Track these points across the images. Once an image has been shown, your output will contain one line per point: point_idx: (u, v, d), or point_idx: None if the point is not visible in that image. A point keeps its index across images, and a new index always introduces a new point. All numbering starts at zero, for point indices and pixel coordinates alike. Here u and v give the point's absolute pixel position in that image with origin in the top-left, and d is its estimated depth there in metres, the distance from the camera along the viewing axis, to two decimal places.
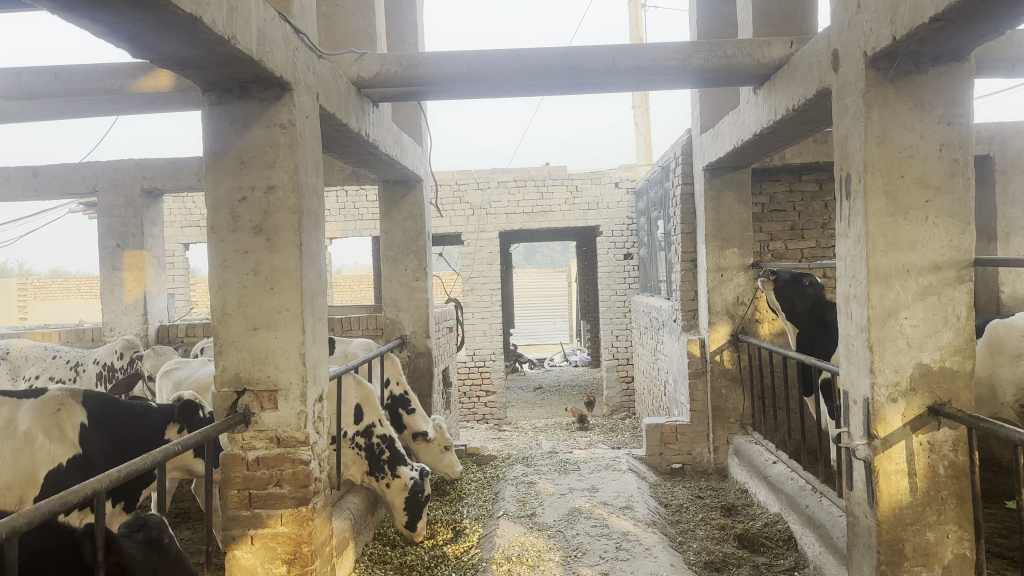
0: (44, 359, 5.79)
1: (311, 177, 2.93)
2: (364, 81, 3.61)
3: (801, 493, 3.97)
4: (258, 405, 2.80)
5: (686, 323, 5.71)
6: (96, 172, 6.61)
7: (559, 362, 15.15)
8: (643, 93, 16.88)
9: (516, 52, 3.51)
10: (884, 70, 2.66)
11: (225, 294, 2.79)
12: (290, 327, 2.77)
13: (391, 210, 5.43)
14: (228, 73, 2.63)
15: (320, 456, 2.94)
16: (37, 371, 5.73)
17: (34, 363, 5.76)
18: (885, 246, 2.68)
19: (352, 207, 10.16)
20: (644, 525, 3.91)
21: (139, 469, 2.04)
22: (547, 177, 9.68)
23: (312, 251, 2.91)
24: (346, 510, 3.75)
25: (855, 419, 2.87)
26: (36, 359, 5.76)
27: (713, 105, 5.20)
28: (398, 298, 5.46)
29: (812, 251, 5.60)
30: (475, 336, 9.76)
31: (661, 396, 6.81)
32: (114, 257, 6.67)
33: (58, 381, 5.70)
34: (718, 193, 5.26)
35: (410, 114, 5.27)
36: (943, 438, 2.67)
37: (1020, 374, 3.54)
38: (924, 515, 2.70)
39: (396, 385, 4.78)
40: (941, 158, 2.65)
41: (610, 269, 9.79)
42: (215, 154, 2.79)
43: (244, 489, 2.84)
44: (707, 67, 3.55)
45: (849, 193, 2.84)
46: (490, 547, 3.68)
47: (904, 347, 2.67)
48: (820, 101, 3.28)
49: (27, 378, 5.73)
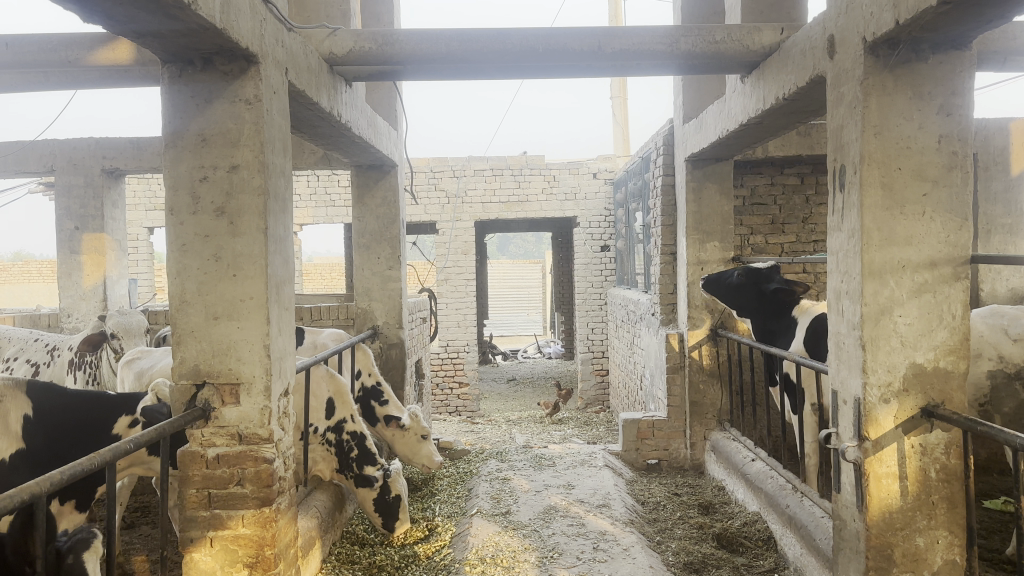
0: (24, 341, 5.31)
1: (279, 157, 2.76)
2: (337, 58, 3.43)
3: (782, 492, 3.87)
4: (218, 400, 2.64)
5: (664, 317, 5.60)
6: (54, 151, 6.33)
7: (532, 353, 15.05)
8: (622, 84, 16.72)
9: (498, 32, 3.36)
10: (884, 57, 2.55)
11: (184, 281, 2.62)
12: (254, 317, 2.61)
13: (364, 196, 5.25)
14: (190, 43, 2.45)
15: (285, 454, 2.78)
16: (13, 353, 5.24)
17: (12, 345, 5.29)
18: (880, 240, 2.57)
19: (323, 193, 9.95)
20: (622, 524, 3.79)
21: (84, 470, 1.90)
22: (524, 167, 9.54)
23: (279, 236, 2.74)
24: (313, 508, 3.59)
25: (844, 420, 2.77)
26: (17, 341, 5.30)
27: (696, 95, 5.09)
28: (370, 287, 5.29)
29: (792, 245, 5.51)
30: (448, 327, 9.61)
31: (637, 390, 6.71)
32: (73, 241, 6.43)
33: (33, 365, 5.16)
34: (700, 184, 5.13)
35: (384, 97, 5.08)
36: (936, 441, 2.58)
37: (980, 374, 3.47)
38: (914, 520, 2.60)
39: (368, 376, 4.67)
40: (940, 150, 2.55)
41: (586, 260, 9.66)
42: (175, 132, 2.62)
43: (203, 489, 2.67)
44: (694, 53, 3.42)
45: (843, 185, 2.73)
46: (463, 548, 3.54)
47: (898, 346, 2.57)
48: (812, 90, 3.17)
49: (5, 361, 5.26)
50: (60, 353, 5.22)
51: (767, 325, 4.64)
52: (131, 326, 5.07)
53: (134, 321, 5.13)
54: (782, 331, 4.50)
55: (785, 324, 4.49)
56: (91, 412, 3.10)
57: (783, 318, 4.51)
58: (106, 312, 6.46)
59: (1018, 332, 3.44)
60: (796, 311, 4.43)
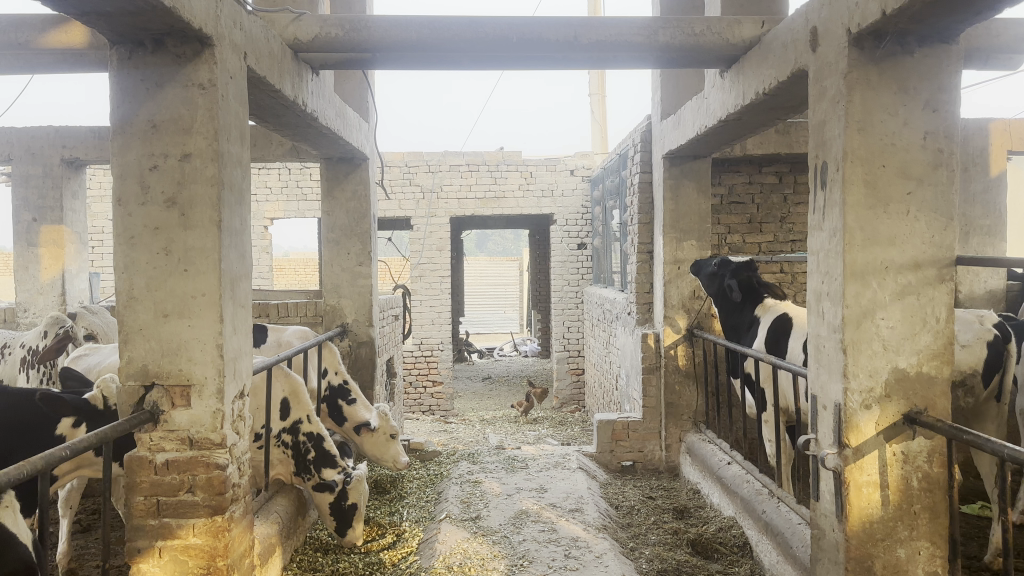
0: None
1: (235, 146, 2.62)
2: (301, 45, 3.28)
3: (758, 497, 3.78)
4: (168, 402, 2.49)
5: (640, 316, 5.51)
6: (12, 139, 6.12)
7: (508, 350, 14.96)
8: (601, 81, 16.62)
9: (470, 20, 3.24)
10: (869, 49, 2.45)
11: (131, 276, 2.46)
12: (206, 314, 2.46)
13: (333, 190, 5.10)
14: (140, 23, 2.30)
15: (239, 460, 2.64)
16: None
17: None
18: (863, 240, 2.48)
19: (295, 186, 9.77)
20: (594, 530, 3.68)
21: (11, 479, 1.76)
22: (501, 162, 9.42)
23: (234, 229, 2.60)
24: (273, 513, 3.43)
25: (823, 426, 2.67)
26: None
27: (675, 90, 4.98)
28: (339, 284, 5.14)
29: (770, 245, 5.44)
30: (423, 324, 9.48)
31: (612, 389, 6.62)
32: (31, 232, 6.23)
33: None
34: (677, 182, 5.02)
35: (355, 89, 4.93)
36: (918, 448, 2.50)
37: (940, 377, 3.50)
38: (895, 530, 2.52)
39: (335, 375, 4.51)
40: (925, 147, 2.46)
41: (563, 258, 9.55)
42: (122, 119, 2.46)
43: (152, 496, 2.52)
44: (672, 46, 3.32)
45: (824, 182, 2.63)
46: (430, 555, 3.41)
47: (880, 350, 2.48)
48: (793, 84, 3.08)
49: None
50: (12, 351, 4.98)
51: (730, 315, 4.69)
52: (108, 329, 5.00)
53: (105, 322, 5.01)
54: (743, 325, 4.57)
55: (746, 320, 4.56)
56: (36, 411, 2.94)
57: (746, 312, 4.56)
58: (66, 307, 6.24)
59: (969, 339, 3.40)
60: (758, 308, 4.48)
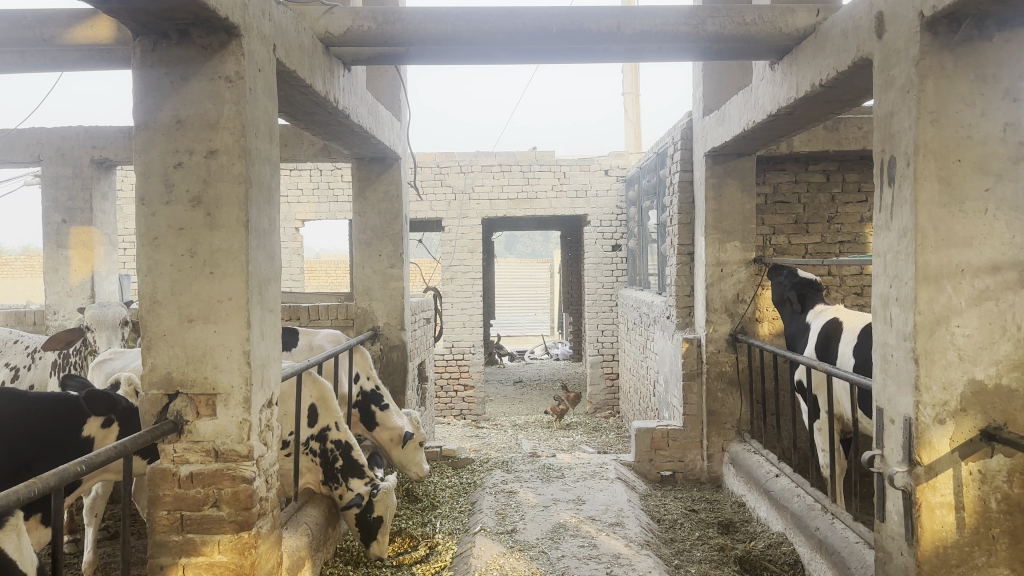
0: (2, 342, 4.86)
1: (263, 143, 2.49)
2: (333, 38, 3.15)
3: (810, 512, 3.57)
4: (193, 412, 2.37)
5: (680, 321, 5.32)
6: (42, 139, 6.10)
7: (539, 353, 14.80)
8: (635, 79, 16.40)
9: (509, 11, 3.08)
10: (943, 34, 2.26)
11: (155, 279, 2.34)
12: (232, 319, 2.33)
13: (365, 190, 4.98)
14: (164, 13, 2.18)
15: (266, 472, 2.51)
16: None
17: None
18: (936, 241, 2.28)
19: (326, 188, 9.69)
20: (637, 546, 3.50)
21: (20, 499, 1.63)
22: (534, 163, 9.25)
23: (262, 229, 2.47)
24: (302, 524, 3.29)
25: (891, 442, 2.47)
26: None
27: (718, 86, 4.80)
28: (371, 286, 5.02)
29: (817, 247, 5.22)
30: (454, 327, 9.35)
31: (650, 396, 6.43)
32: (60, 234, 6.20)
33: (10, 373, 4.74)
34: (720, 180, 4.83)
35: (387, 85, 4.81)
36: (997, 467, 2.30)
37: None
38: (972, 556, 2.32)
39: (367, 379, 4.41)
40: (1005, 140, 2.27)
41: (597, 260, 9.37)
42: (145, 114, 2.34)
43: (176, 510, 2.41)
44: (722, 36, 3.13)
45: (892, 179, 2.44)
46: (465, 570, 3.26)
47: (955, 360, 2.28)
48: (854, 75, 2.88)
49: None
50: (42, 355, 4.83)
51: (788, 325, 4.62)
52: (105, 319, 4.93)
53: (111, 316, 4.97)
54: (797, 331, 4.50)
55: (798, 327, 4.50)
56: (55, 418, 2.80)
57: (800, 320, 4.51)
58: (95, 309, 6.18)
59: None
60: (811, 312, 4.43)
